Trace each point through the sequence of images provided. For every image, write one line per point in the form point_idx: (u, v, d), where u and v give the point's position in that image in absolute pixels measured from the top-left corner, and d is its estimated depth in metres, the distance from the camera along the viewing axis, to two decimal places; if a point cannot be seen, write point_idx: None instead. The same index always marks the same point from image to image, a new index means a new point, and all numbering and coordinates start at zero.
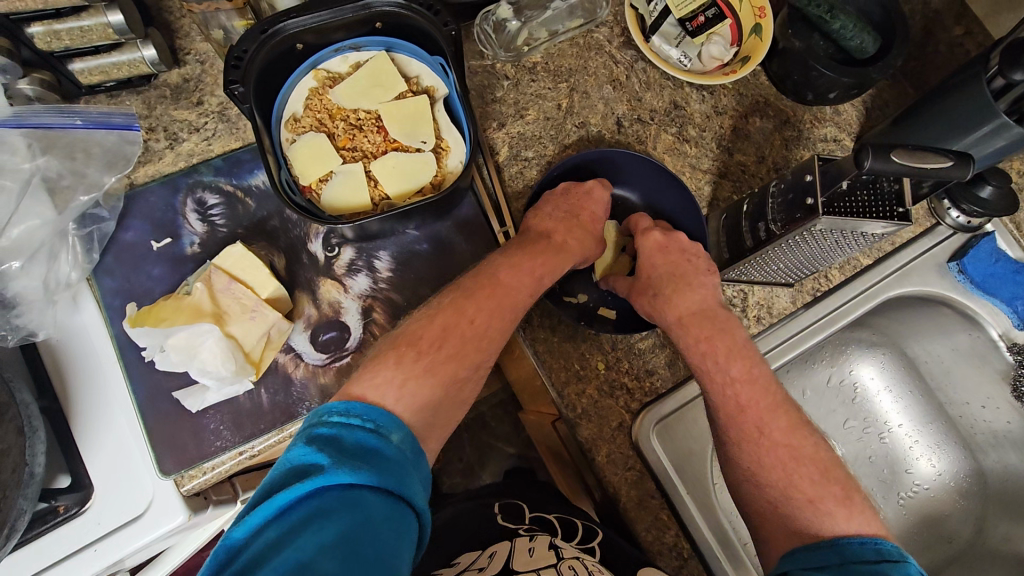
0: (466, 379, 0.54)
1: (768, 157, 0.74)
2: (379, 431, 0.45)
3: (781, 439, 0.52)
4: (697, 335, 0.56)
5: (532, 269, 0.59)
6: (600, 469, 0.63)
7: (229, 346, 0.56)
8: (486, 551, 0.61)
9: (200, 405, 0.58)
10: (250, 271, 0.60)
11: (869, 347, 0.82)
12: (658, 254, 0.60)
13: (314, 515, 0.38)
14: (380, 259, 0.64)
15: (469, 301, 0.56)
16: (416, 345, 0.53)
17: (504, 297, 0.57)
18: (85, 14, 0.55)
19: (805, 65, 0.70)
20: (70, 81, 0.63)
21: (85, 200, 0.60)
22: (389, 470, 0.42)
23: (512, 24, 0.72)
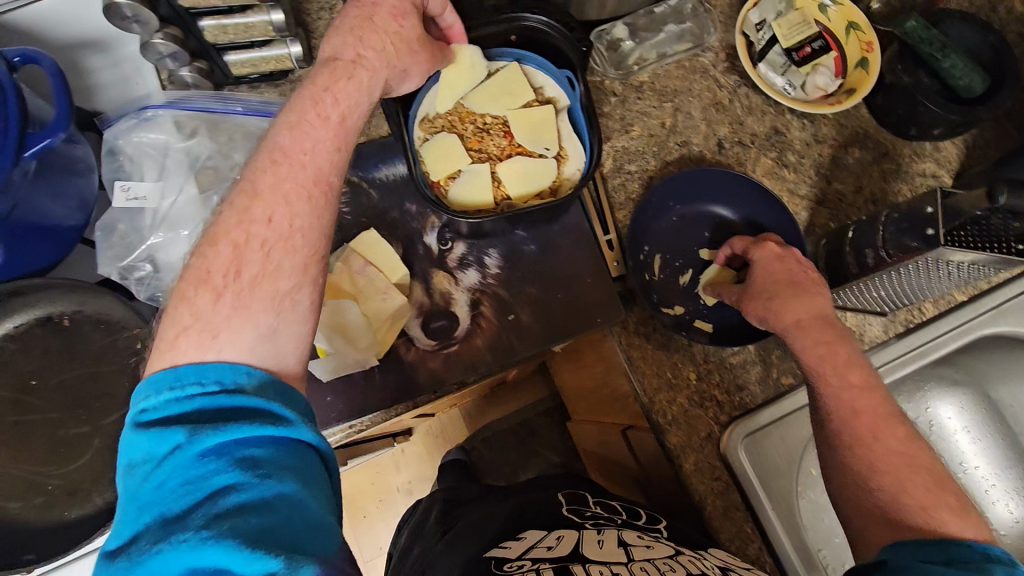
0: (295, 290, 0.42)
1: (865, 188, 0.76)
2: (224, 384, 0.37)
3: (895, 446, 0.51)
4: (814, 342, 0.55)
5: (317, 114, 0.45)
6: (687, 476, 0.65)
7: (365, 323, 0.60)
8: (553, 532, 0.57)
9: (329, 373, 0.60)
10: (382, 257, 0.64)
11: (952, 384, 0.82)
12: (777, 261, 0.61)
13: (194, 503, 0.33)
14: (490, 255, 0.67)
15: (239, 201, 0.41)
16: (212, 280, 0.40)
17: (304, 160, 0.44)
18: (251, 11, 0.61)
19: (912, 100, 0.71)
20: (222, 71, 0.68)
21: (239, 178, 0.66)
22: (261, 421, 0.36)
23: (626, 44, 0.76)
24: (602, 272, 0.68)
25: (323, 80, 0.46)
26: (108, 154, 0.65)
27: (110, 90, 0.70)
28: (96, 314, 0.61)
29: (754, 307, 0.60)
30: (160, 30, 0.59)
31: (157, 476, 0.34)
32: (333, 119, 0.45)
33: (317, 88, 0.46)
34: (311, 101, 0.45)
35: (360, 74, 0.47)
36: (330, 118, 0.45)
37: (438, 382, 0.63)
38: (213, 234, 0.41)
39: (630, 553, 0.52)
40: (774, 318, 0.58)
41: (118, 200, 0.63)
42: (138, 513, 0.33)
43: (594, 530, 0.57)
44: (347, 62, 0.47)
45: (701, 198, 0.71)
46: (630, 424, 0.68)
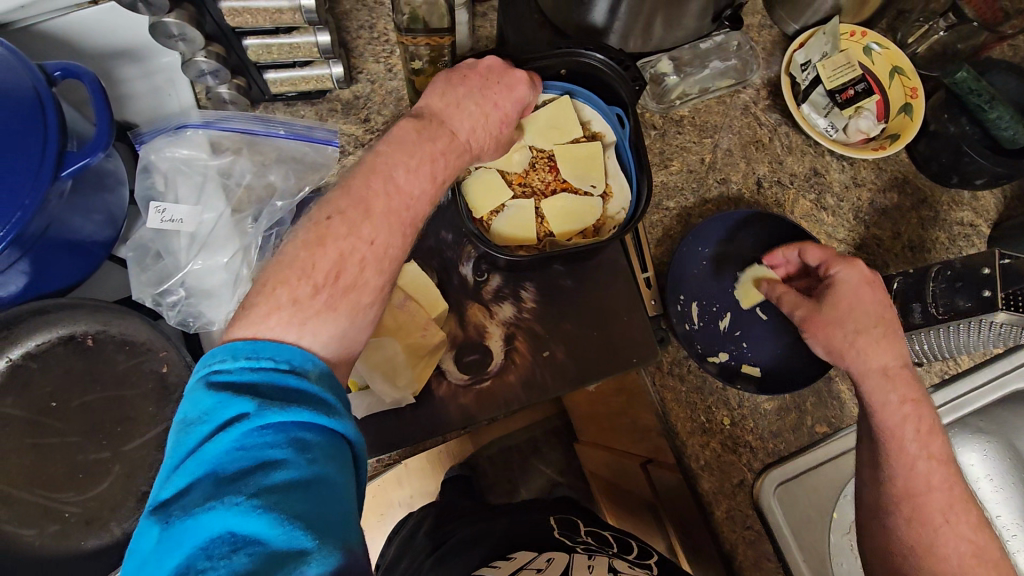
0: (371, 306, 0.42)
1: (903, 235, 0.75)
2: (296, 366, 0.36)
3: (945, 511, 0.50)
4: (902, 392, 0.53)
5: (431, 169, 0.46)
6: (718, 523, 0.64)
7: (404, 359, 0.59)
8: (544, 554, 0.53)
9: (365, 410, 0.59)
10: (422, 291, 0.62)
11: (980, 434, 0.80)
12: (864, 284, 0.56)
13: (245, 471, 0.31)
14: (526, 289, 0.66)
15: (351, 214, 0.41)
16: (312, 275, 0.39)
17: (409, 203, 0.44)
18: (296, 33, 0.60)
19: (956, 150, 0.71)
20: (260, 88, 0.67)
21: (278, 206, 0.65)
22: (322, 409, 0.35)
23: (670, 78, 0.76)
24: (638, 311, 0.67)
25: (435, 134, 0.47)
26: (142, 171, 0.63)
27: (142, 100, 0.68)
28: (120, 335, 0.59)
29: (832, 340, 0.55)
30: (204, 48, 0.58)
31: (214, 437, 0.32)
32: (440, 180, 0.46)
33: (431, 139, 0.46)
34: (430, 153, 0.46)
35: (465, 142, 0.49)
36: (437, 177, 0.46)
37: (471, 419, 0.62)
38: (320, 231, 0.40)
39: None
40: (858, 362, 0.54)
41: (152, 221, 0.62)
42: (187, 467, 0.32)
43: (585, 555, 0.53)
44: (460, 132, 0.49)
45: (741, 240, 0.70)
46: (652, 460, 0.64)
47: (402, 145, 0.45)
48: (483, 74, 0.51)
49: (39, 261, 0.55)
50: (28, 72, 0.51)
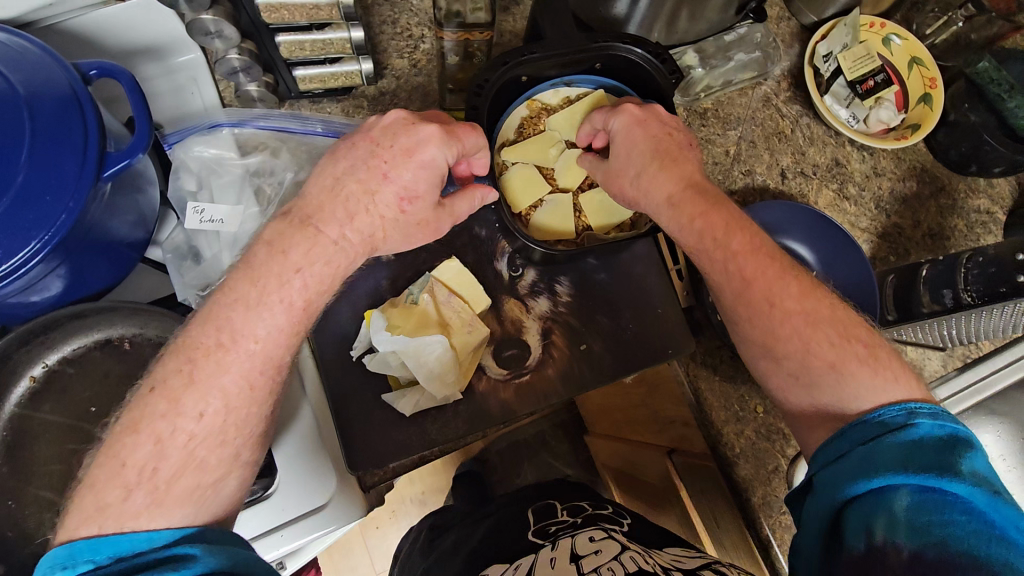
0: (221, 480, 0.43)
1: (923, 223, 0.76)
2: (121, 551, 0.37)
3: (795, 307, 0.49)
4: (691, 212, 0.52)
5: (285, 293, 0.46)
6: (755, 509, 0.65)
7: (450, 357, 0.60)
8: (513, 564, 0.56)
9: (413, 408, 0.59)
10: (466, 287, 0.63)
11: (998, 417, 0.82)
12: (641, 121, 0.55)
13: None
14: (561, 283, 0.66)
15: (173, 384, 0.42)
16: (124, 474, 0.39)
17: (262, 328, 0.44)
18: (330, 28, 0.59)
19: (977, 138, 0.72)
20: (287, 85, 0.66)
21: None
22: (166, 566, 0.36)
23: (697, 71, 0.76)
24: (672, 302, 0.67)
25: (301, 237, 0.47)
26: (172, 171, 0.63)
27: (164, 99, 0.67)
28: (156, 336, 0.57)
29: (625, 188, 0.56)
30: (237, 45, 0.58)
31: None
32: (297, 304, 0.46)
33: (287, 251, 0.46)
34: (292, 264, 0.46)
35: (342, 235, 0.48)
36: (292, 303, 0.46)
37: (511, 413, 0.62)
38: (135, 417, 0.41)
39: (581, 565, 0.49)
40: (648, 199, 0.55)
41: (192, 222, 0.61)
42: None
43: (550, 547, 0.55)
44: (330, 226, 0.48)
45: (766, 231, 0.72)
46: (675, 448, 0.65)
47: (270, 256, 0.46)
48: (375, 138, 0.50)
49: (77, 265, 0.54)
50: (64, 71, 0.50)
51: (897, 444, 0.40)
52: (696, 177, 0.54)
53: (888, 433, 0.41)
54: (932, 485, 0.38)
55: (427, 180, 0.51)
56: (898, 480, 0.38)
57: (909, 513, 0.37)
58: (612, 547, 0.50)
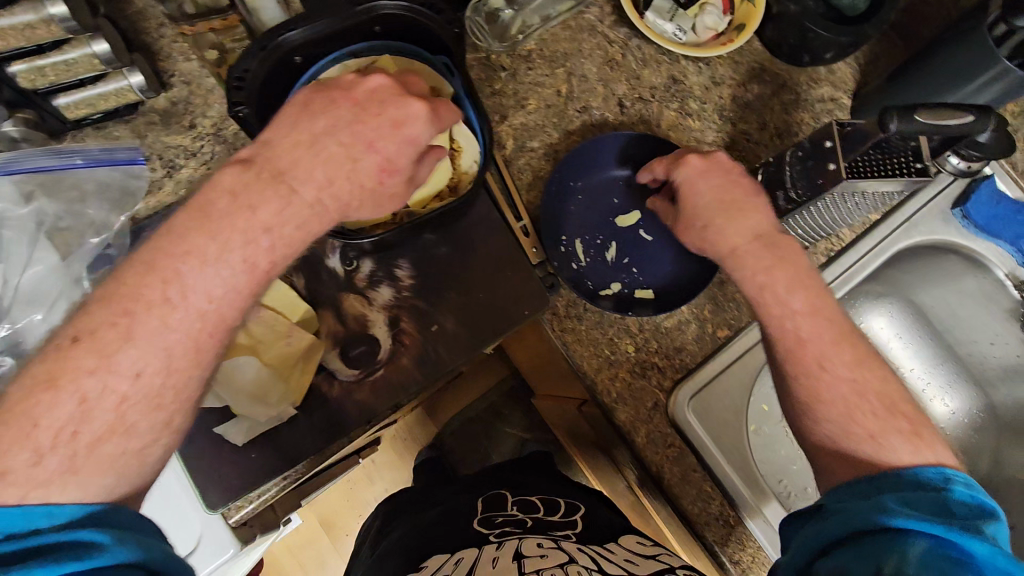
0: (148, 450, 0.38)
1: (769, 124, 0.74)
2: (22, 533, 0.32)
3: (845, 373, 0.49)
4: (755, 269, 0.52)
5: (245, 255, 0.41)
6: (641, 449, 0.65)
7: (269, 373, 0.58)
8: (454, 557, 0.53)
9: (245, 436, 0.58)
10: (278, 297, 0.60)
11: (878, 298, 0.83)
12: (707, 168, 0.56)
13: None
14: (401, 267, 0.63)
15: (105, 338, 0.36)
16: (37, 436, 0.34)
17: (205, 301, 0.39)
18: (68, 46, 0.53)
19: (801, 27, 0.69)
20: (54, 118, 0.59)
21: (95, 244, 0.59)
22: (78, 555, 0.32)
23: (505, 13, 0.72)
24: (520, 262, 0.65)
25: (267, 191, 0.42)
26: None
27: None
28: None
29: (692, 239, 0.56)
30: None
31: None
32: (261, 267, 0.41)
33: (255, 209, 0.41)
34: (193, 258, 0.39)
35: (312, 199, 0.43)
36: (254, 266, 0.41)
37: (371, 411, 0.61)
38: (53, 367, 0.35)
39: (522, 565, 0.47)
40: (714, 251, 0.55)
41: None
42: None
43: (494, 546, 0.53)
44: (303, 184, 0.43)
45: (602, 165, 0.69)
46: (583, 401, 0.66)
47: (212, 217, 0.40)
48: (360, 100, 0.45)
49: None
50: None
51: (916, 496, 0.42)
52: (769, 230, 0.53)
53: (928, 491, 0.43)
54: (948, 539, 0.38)
55: (411, 157, 0.46)
56: (920, 527, 0.39)
57: (924, 557, 0.37)
58: (558, 559, 0.47)
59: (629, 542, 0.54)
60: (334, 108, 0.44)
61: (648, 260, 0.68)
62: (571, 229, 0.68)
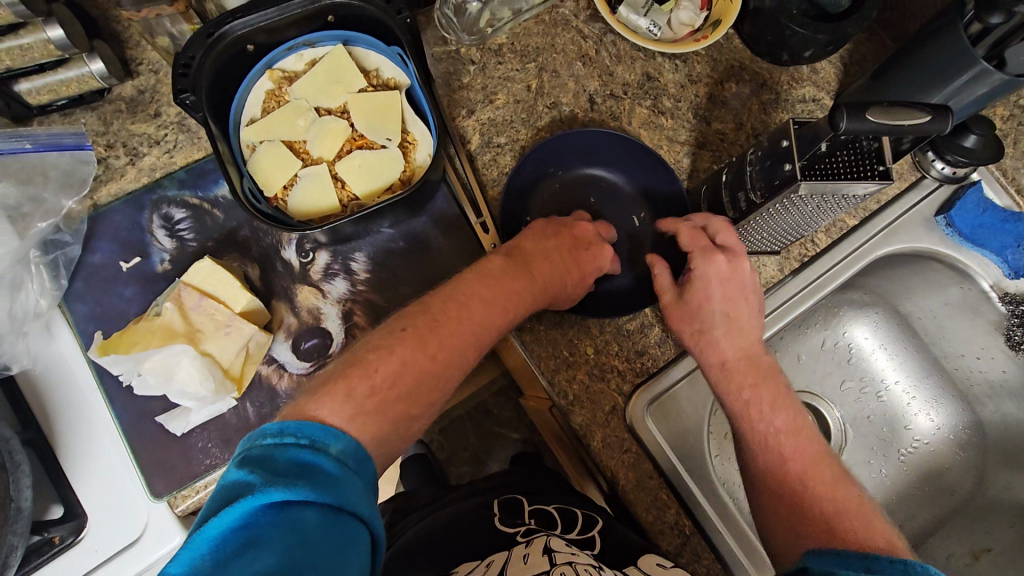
0: (420, 417, 0.51)
1: (747, 123, 0.72)
2: (315, 446, 0.41)
3: (828, 493, 0.53)
4: (742, 381, 0.59)
5: (503, 306, 0.57)
6: (596, 454, 0.63)
7: (204, 364, 0.55)
8: (485, 560, 0.52)
9: (185, 428, 0.57)
10: (221, 286, 0.58)
11: (862, 307, 0.82)
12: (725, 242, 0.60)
13: (250, 540, 0.36)
14: (357, 260, 0.62)
15: (422, 330, 0.52)
16: (372, 377, 0.48)
17: (473, 329, 0.55)
18: (23, 31, 0.53)
19: (777, 24, 0.67)
20: (19, 104, 0.60)
21: (44, 227, 0.58)
22: (330, 485, 0.39)
23: (474, 5, 0.70)
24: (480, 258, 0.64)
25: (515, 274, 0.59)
26: None
27: None
28: None
29: (682, 338, 0.61)
30: None
31: (224, 509, 0.37)
32: (503, 321, 0.57)
33: (511, 281, 0.58)
34: (462, 318, 0.55)
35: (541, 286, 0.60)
36: (507, 311, 0.57)
37: None
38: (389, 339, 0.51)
39: (554, 558, 0.50)
40: (703, 356, 0.61)
41: None
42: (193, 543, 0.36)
43: (523, 543, 0.54)
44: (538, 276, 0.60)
45: (574, 162, 0.69)
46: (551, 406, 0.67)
47: (487, 277, 0.58)
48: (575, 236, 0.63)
49: None
50: None
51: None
52: (753, 351, 0.61)
53: None
54: None
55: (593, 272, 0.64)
56: None
57: None
58: (589, 560, 0.51)
59: (647, 564, 0.53)
60: (561, 236, 0.63)
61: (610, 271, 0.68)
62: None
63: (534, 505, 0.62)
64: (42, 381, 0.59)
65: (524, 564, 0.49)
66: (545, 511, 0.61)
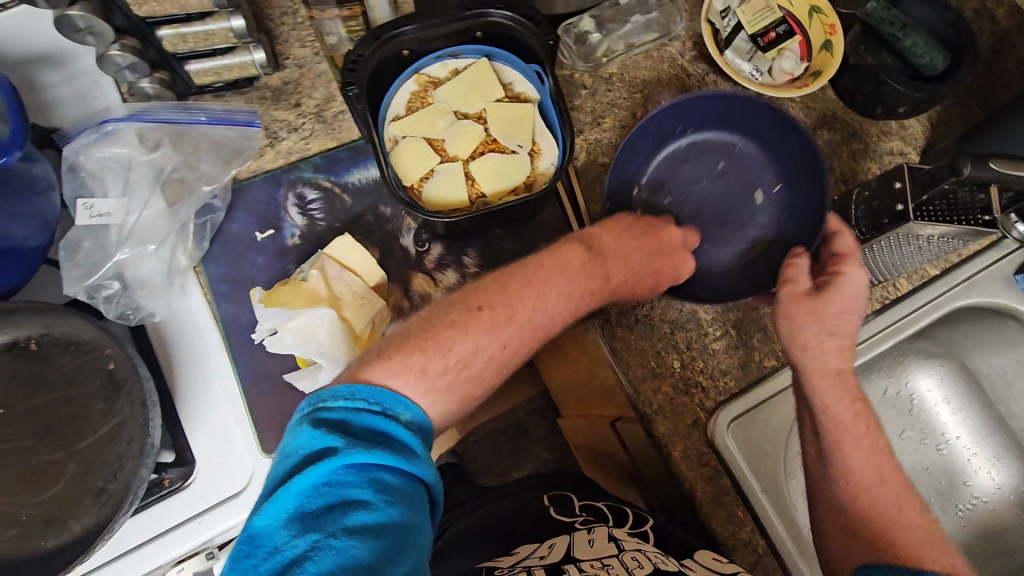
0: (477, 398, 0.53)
1: (836, 169, 0.77)
2: (387, 412, 0.44)
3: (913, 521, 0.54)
4: (842, 393, 0.58)
5: (578, 301, 0.61)
6: (676, 464, 0.65)
7: (341, 329, 0.61)
8: (546, 542, 0.55)
9: (313, 387, 0.62)
10: (358, 261, 0.64)
11: (929, 357, 0.83)
12: (854, 252, 0.59)
13: (338, 498, 0.40)
14: (469, 255, 0.67)
15: (498, 314, 0.54)
16: (448, 356, 0.51)
17: (542, 322, 0.57)
18: (210, 18, 0.59)
19: (877, 79, 0.71)
20: (184, 81, 0.66)
21: (206, 192, 0.65)
22: (403, 452, 0.43)
23: (593, 37, 0.77)
24: None
25: (596, 273, 0.62)
26: (70, 172, 0.63)
27: (68, 106, 0.66)
28: (64, 336, 0.58)
29: (801, 336, 0.58)
30: (116, 41, 0.57)
31: (311, 467, 0.40)
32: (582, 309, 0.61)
33: (589, 278, 0.61)
34: (529, 310, 0.56)
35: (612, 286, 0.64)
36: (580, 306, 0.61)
37: None
38: (467, 315, 0.53)
39: (619, 546, 0.53)
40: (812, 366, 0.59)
41: (81, 218, 0.62)
42: (282, 497, 0.39)
43: (584, 530, 0.56)
44: (613, 276, 0.63)
45: (704, 124, 0.69)
46: (620, 418, 0.67)
47: (567, 268, 0.61)
48: (662, 240, 0.66)
49: None
50: None
51: None
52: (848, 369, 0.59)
53: None
54: None
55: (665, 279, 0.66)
56: None
57: None
58: (654, 551, 0.53)
59: (705, 559, 0.55)
60: (647, 238, 0.65)
61: (723, 238, 0.70)
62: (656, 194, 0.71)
63: (585, 500, 0.63)
64: (171, 333, 0.63)
65: (591, 547, 0.52)
66: (596, 506, 0.62)
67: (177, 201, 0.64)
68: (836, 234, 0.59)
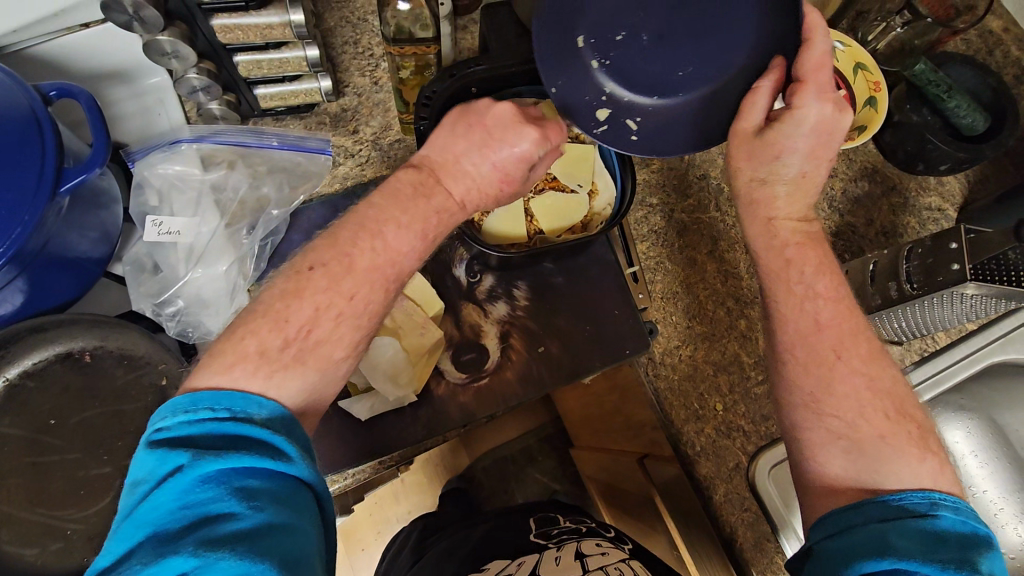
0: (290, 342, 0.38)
1: (877, 222, 0.79)
2: (236, 414, 0.35)
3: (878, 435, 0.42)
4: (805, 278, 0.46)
5: (422, 226, 0.44)
6: (717, 507, 0.66)
7: (403, 358, 0.62)
8: (515, 560, 0.51)
9: (367, 413, 0.62)
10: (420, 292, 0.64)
11: (959, 410, 0.82)
12: (819, 77, 0.45)
13: (186, 527, 0.31)
14: (519, 287, 0.68)
15: (333, 267, 0.41)
16: (285, 328, 0.39)
17: (391, 261, 0.42)
18: (286, 47, 0.61)
19: (919, 137, 0.73)
20: (249, 104, 0.68)
21: (275, 214, 0.66)
22: (267, 453, 0.34)
23: None
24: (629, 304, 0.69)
25: (433, 192, 0.45)
26: (135, 187, 0.65)
27: (130, 121, 0.70)
28: (118, 350, 0.58)
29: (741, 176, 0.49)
30: (195, 65, 0.58)
31: (155, 496, 0.32)
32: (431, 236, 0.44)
33: (428, 197, 0.45)
34: (367, 240, 0.42)
35: (460, 203, 0.46)
36: (428, 232, 0.44)
37: (470, 416, 0.64)
38: (298, 283, 0.40)
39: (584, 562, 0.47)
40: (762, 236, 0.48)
41: (150, 234, 0.63)
42: (128, 531, 0.32)
43: (553, 548, 0.51)
44: (457, 192, 0.46)
45: None
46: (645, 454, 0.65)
47: (397, 199, 0.44)
48: (490, 127, 0.46)
49: (36, 279, 0.56)
50: (24, 93, 0.51)
51: (875, 531, 0.37)
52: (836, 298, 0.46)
53: (909, 518, 0.37)
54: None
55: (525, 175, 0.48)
56: (916, 565, 0.34)
57: None
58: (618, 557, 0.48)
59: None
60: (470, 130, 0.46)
61: (703, 61, 0.50)
62: (615, 86, 0.53)
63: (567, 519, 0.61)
64: None
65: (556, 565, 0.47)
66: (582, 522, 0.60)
67: (241, 221, 0.66)
68: (807, 42, 0.46)
